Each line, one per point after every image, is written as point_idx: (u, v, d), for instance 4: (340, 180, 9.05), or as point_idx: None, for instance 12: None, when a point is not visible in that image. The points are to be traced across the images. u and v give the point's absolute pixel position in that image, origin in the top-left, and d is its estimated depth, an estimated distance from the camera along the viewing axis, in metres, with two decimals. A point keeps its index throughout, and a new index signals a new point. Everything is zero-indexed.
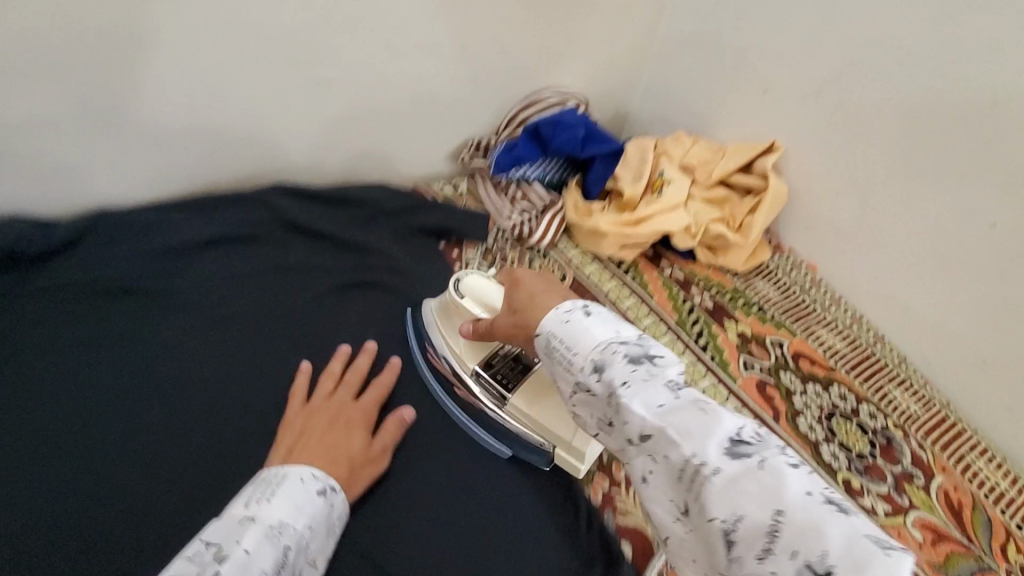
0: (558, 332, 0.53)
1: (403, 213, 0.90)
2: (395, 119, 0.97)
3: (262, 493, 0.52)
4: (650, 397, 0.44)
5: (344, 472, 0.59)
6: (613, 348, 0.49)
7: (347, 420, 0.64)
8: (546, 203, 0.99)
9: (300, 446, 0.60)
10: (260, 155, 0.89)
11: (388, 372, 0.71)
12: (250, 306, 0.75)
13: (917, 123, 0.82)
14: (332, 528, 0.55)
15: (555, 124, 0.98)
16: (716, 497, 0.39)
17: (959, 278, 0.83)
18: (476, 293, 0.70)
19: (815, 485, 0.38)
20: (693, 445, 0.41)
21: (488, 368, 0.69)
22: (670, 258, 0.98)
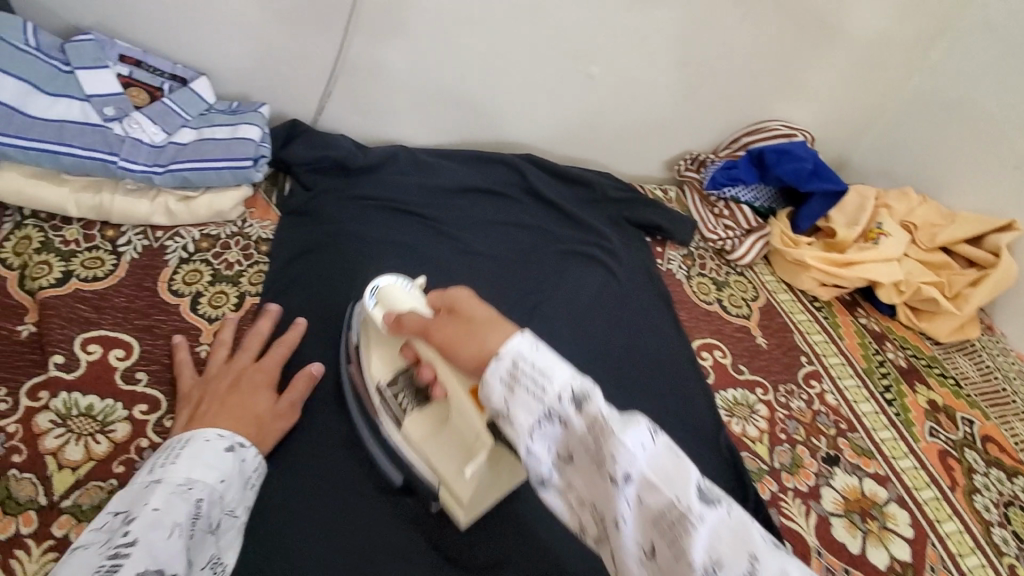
0: (526, 357, 0.43)
1: (622, 204, 0.99)
2: (633, 120, 1.07)
3: (165, 459, 0.51)
4: (638, 435, 0.40)
5: (253, 432, 0.57)
6: (586, 383, 0.43)
7: (251, 380, 0.61)
8: (751, 226, 1.01)
9: (201, 411, 0.57)
10: (516, 128, 1.04)
11: (294, 331, 0.68)
12: (493, 247, 0.88)
13: None
14: (250, 481, 0.55)
15: (782, 153, 1.00)
16: (696, 540, 0.37)
17: None
18: (387, 302, 0.61)
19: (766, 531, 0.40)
20: (673, 488, 0.38)
21: (391, 385, 0.62)
22: (867, 309, 0.98)
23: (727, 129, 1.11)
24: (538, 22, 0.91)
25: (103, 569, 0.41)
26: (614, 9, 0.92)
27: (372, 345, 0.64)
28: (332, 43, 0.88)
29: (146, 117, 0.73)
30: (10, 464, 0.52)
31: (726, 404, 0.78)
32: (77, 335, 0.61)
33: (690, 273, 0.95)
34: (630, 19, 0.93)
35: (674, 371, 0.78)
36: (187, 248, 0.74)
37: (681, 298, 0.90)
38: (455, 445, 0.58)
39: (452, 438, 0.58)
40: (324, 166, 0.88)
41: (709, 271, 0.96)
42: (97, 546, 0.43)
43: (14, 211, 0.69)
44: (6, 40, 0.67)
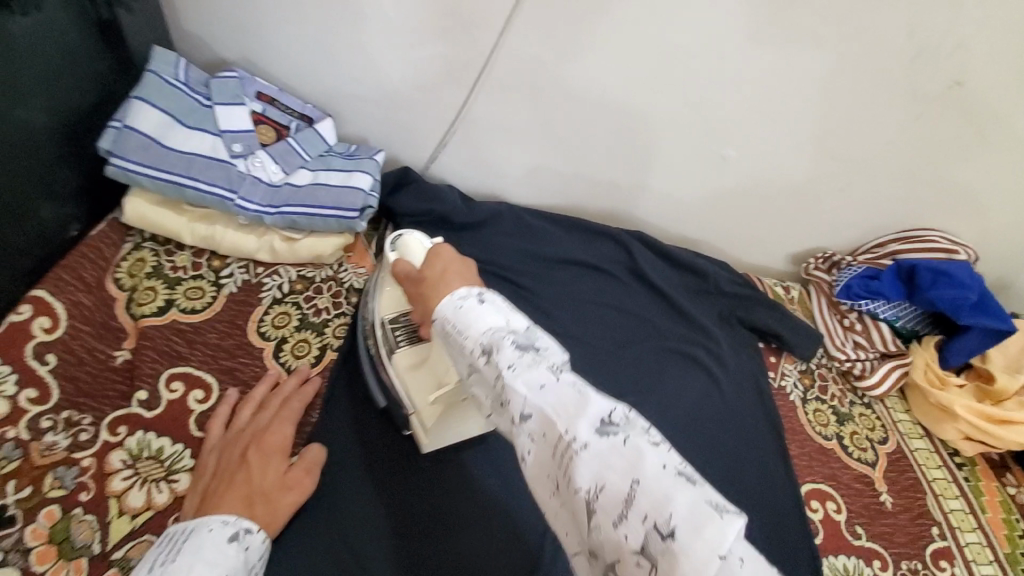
0: (451, 313, 0.47)
1: (736, 300, 0.89)
2: (760, 207, 0.97)
3: (166, 555, 0.48)
4: (532, 376, 0.40)
5: (259, 511, 0.54)
6: (502, 333, 0.44)
7: (260, 446, 0.57)
8: (889, 349, 0.89)
9: (210, 489, 0.54)
10: (631, 198, 0.98)
11: (307, 388, 0.65)
12: (585, 330, 0.82)
13: None
14: (254, 571, 0.51)
15: (940, 274, 0.86)
16: (581, 467, 0.37)
17: None
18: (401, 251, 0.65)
19: (672, 461, 0.37)
20: (566, 421, 0.38)
21: (393, 322, 0.66)
22: (1020, 477, 0.81)
23: (869, 231, 0.98)
24: (671, 97, 0.85)
25: None
26: (757, 93, 0.83)
27: (385, 283, 0.68)
28: (456, 98, 0.87)
29: (269, 156, 0.75)
30: (77, 502, 0.53)
31: (834, 575, 0.67)
32: (165, 371, 0.62)
33: (806, 394, 0.83)
34: (776, 105, 0.84)
35: (769, 518, 0.69)
36: (282, 289, 0.73)
37: (793, 425, 0.79)
38: (427, 381, 0.62)
39: (426, 372, 0.62)
40: (426, 219, 0.86)
41: (830, 397, 0.83)
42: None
43: (134, 232, 0.72)
44: (158, 73, 0.70)
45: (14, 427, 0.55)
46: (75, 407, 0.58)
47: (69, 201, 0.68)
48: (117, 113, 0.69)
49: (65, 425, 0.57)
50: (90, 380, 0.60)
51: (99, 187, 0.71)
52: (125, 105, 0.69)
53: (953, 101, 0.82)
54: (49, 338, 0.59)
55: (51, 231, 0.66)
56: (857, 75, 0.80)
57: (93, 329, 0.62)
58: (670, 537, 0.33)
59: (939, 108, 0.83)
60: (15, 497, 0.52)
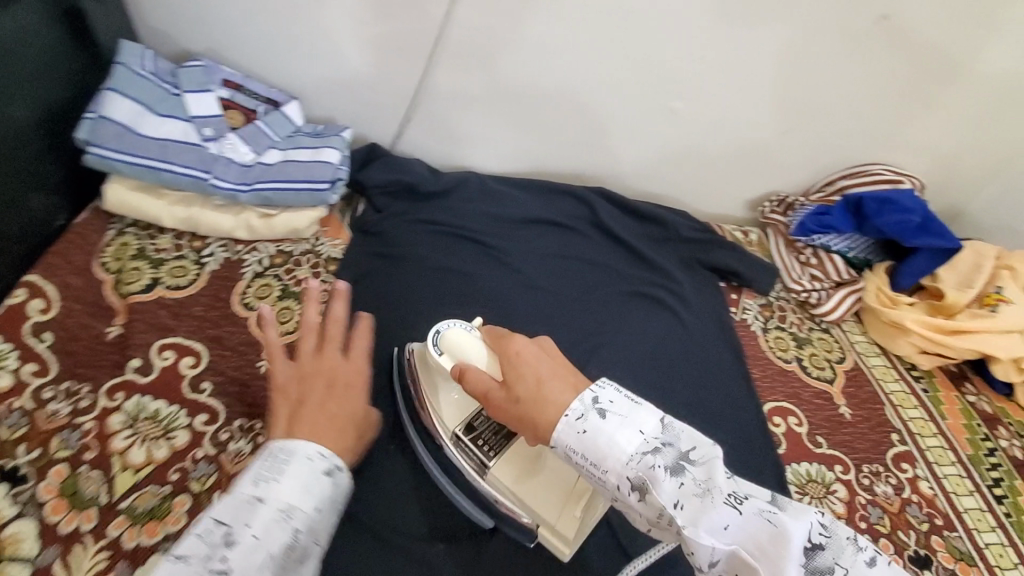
0: (577, 445, 0.49)
1: (697, 246, 0.95)
2: (718, 157, 1.02)
3: (268, 469, 0.50)
4: (714, 520, 0.44)
5: (353, 437, 0.58)
6: (648, 460, 0.47)
7: (342, 377, 0.60)
8: (843, 278, 0.93)
9: (302, 416, 0.56)
10: (594, 158, 1.02)
11: (339, 302, 0.64)
12: (558, 281, 0.87)
13: None
14: (340, 501, 0.54)
15: (885, 202, 0.91)
16: None
17: None
18: (455, 351, 0.63)
19: (879, 564, 0.43)
20: (769, 568, 0.42)
21: (469, 432, 0.64)
22: (977, 385, 0.85)
23: (820, 171, 1.04)
24: (623, 57, 0.89)
25: None
26: (700, 44, 0.87)
27: (439, 390, 0.66)
28: (416, 72, 0.90)
29: (240, 138, 0.78)
30: (83, 461, 0.57)
31: (797, 480, 0.71)
32: (156, 341, 0.66)
33: (768, 325, 0.88)
34: (722, 56, 0.89)
35: (734, 433, 0.74)
36: (263, 263, 0.77)
37: (757, 354, 0.84)
38: (551, 489, 0.61)
39: (542, 479, 0.62)
40: (396, 190, 0.90)
41: (790, 325, 0.89)
42: (198, 563, 0.45)
43: (116, 219, 0.75)
44: (126, 65, 0.73)
45: (20, 398, 0.60)
46: (74, 377, 0.62)
47: (52, 192, 0.71)
48: (89, 105, 0.72)
49: (66, 395, 0.61)
50: (87, 354, 0.64)
51: (79, 178, 0.75)
52: (97, 96, 0.72)
53: (884, 34, 0.86)
54: (45, 318, 0.65)
55: (37, 221, 0.70)
56: (793, 16, 0.84)
57: (85, 306, 0.67)
58: None
59: (872, 43, 0.87)
60: (26, 458, 0.57)
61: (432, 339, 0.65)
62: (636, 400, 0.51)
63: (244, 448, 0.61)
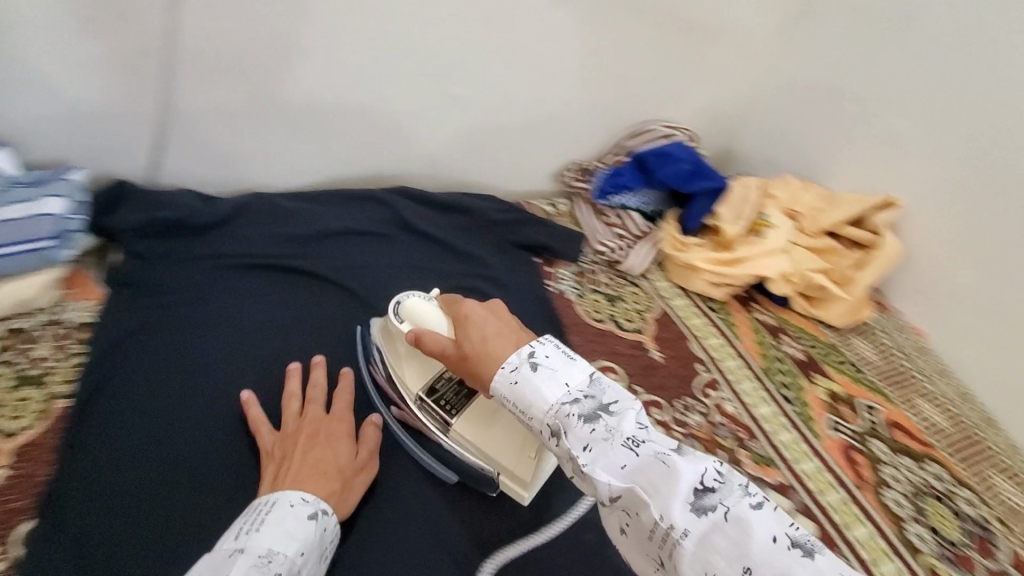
0: (506, 388, 0.52)
1: (506, 226, 0.95)
2: (514, 136, 1.04)
3: (251, 524, 0.49)
4: (612, 458, 0.45)
5: (337, 487, 0.56)
6: (570, 406, 0.49)
7: (328, 433, 0.61)
8: (642, 232, 1.00)
9: (284, 475, 0.56)
10: (390, 158, 0.98)
11: (319, 372, 0.68)
12: (368, 290, 0.82)
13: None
14: (325, 553, 0.52)
15: (662, 156, 1.00)
16: (687, 557, 0.41)
17: None
18: (413, 315, 0.66)
19: (778, 527, 0.41)
20: (659, 505, 0.42)
21: (432, 394, 0.66)
22: (762, 302, 0.97)
23: (608, 137, 1.10)
24: (389, 49, 0.87)
25: None
26: (462, 26, 0.88)
27: (402, 356, 0.68)
28: (157, 90, 0.79)
29: None
30: None
31: None
32: None
33: (582, 291, 0.91)
34: (485, 32, 0.90)
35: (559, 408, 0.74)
36: None
37: (573, 320, 0.86)
38: (508, 436, 0.63)
39: (501, 429, 0.63)
40: (159, 229, 0.79)
41: (602, 286, 0.93)
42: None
43: None
44: None
45: None
46: None
47: None
48: None
49: None
50: None
51: None
52: None
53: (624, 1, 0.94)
54: None
55: None
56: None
57: None
58: None
59: (616, 10, 0.95)
60: None
61: (393, 307, 0.68)
62: (573, 358, 0.53)
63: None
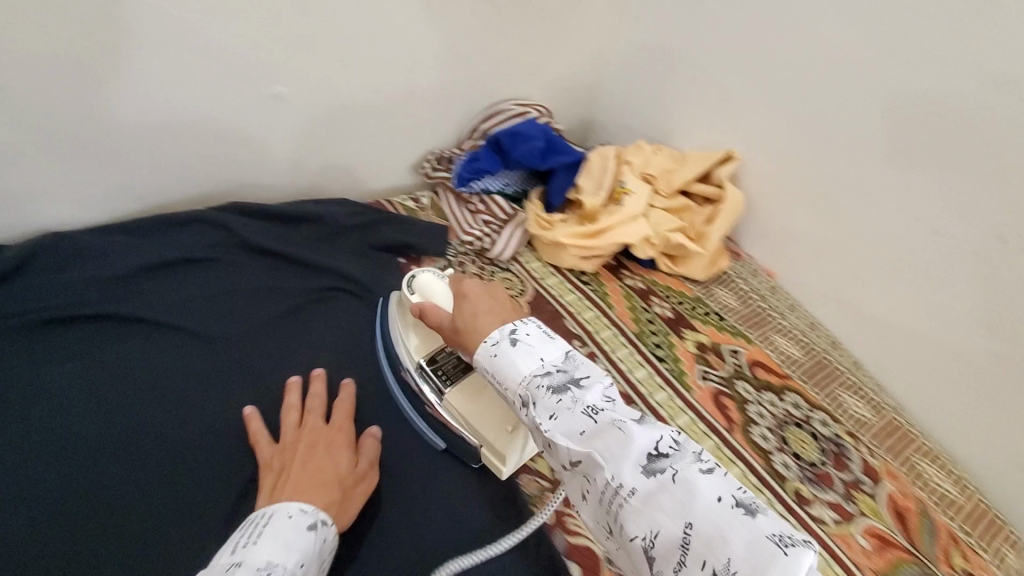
0: (491, 359, 0.56)
1: (363, 230, 0.90)
2: (357, 132, 0.98)
3: (247, 537, 0.49)
4: (572, 426, 0.47)
5: (338, 495, 0.57)
6: (543, 375, 0.52)
7: (325, 443, 0.62)
8: (508, 214, 0.99)
9: (283, 484, 0.57)
10: (219, 172, 0.90)
11: (346, 392, 0.70)
12: (210, 325, 0.75)
13: (848, 129, 0.85)
14: (325, 565, 0.52)
15: (514, 135, 0.98)
16: (633, 517, 0.42)
17: (892, 284, 0.84)
18: (424, 290, 0.71)
19: (724, 489, 0.42)
20: (612, 467, 0.44)
21: (432, 363, 0.69)
22: (632, 268, 0.99)
23: (462, 123, 1.08)
24: (181, 54, 0.77)
25: None
26: (263, 21, 0.80)
27: (410, 329, 0.72)
28: None
29: None
30: None
31: None
32: None
33: None
34: (292, 24, 0.82)
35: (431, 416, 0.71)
36: None
37: None
38: (495, 405, 0.66)
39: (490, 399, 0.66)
40: None
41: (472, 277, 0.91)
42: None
43: None
44: None
45: None
46: None
47: None
48: None
49: None
50: None
51: None
52: None
53: None
54: None
55: None
56: None
57: None
58: None
59: None
60: None
61: (405, 283, 0.74)
62: (552, 338, 0.56)
63: None
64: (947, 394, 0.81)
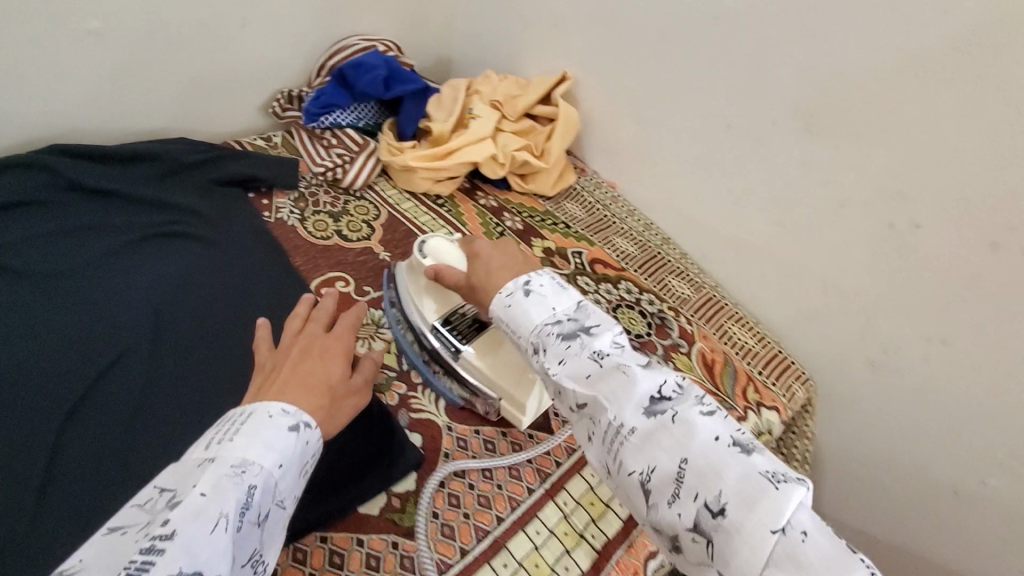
0: (504, 309, 0.57)
1: (207, 166, 0.89)
2: (191, 70, 0.94)
3: (223, 433, 0.43)
4: (578, 370, 0.50)
5: (328, 401, 0.51)
6: (551, 323, 0.54)
7: (322, 352, 0.55)
8: (361, 145, 1.00)
9: (273, 383, 0.50)
10: (32, 116, 0.84)
11: (329, 299, 0.61)
12: (37, 265, 0.73)
13: (659, 41, 0.93)
14: (304, 469, 0.47)
15: (357, 66, 1.00)
16: (634, 453, 0.46)
17: (704, 180, 0.95)
18: (436, 253, 0.70)
19: (723, 430, 0.46)
20: (614, 408, 0.48)
21: (447, 322, 0.69)
22: (486, 190, 1.05)
23: (309, 59, 1.07)
24: None
25: (134, 565, 0.35)
26: None
27: (425, 292, 0.71)
28: None
29: None
30: None
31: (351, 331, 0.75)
32: None
33: (304, 214, 0.90)
34: None
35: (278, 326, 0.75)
36: None
37: (296, 242, 0.86)
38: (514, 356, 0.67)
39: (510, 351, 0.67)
40: None
41: (325, 206, 0.93)
42: (137, 531, 0.38)
43: None
44: None
45: None
46: None
47: None
48: None
49: None
50: None
51: None
52: None
53: None
54: None
55: None
56: None
57: None
58: (721, 514, 0.41)
59: None
60: None
61: (417, 248, 0.72)
62: (564, 287, 0.58)
63: None
64: (753, 266, 0.94)
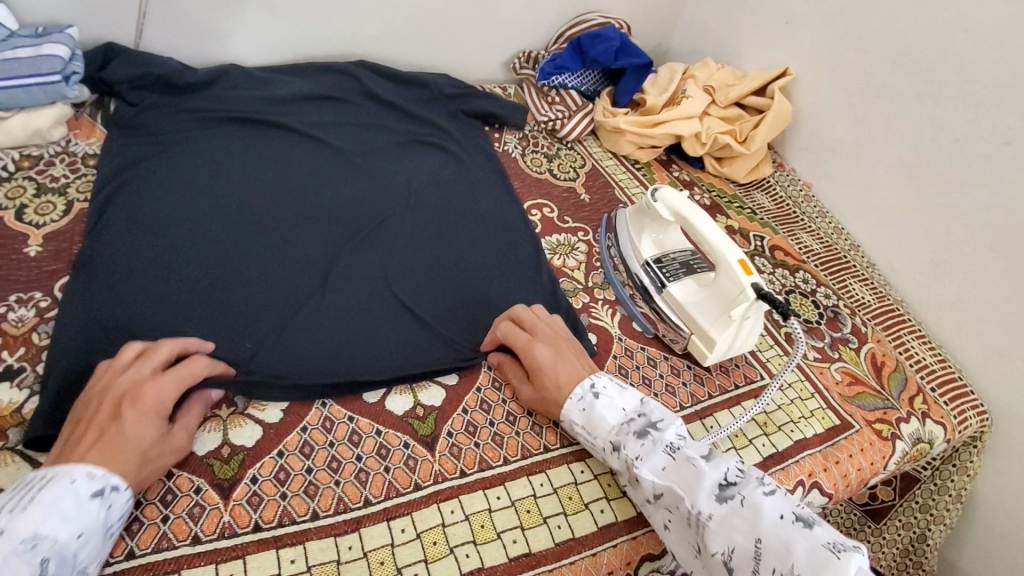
0: (578, 407, 0.64)
1: (459, 99, 1.08)
2: (463, 21, 1.14)
3: (19, 502, 0.47)
4: (653, 463, 0.59)
5: (134, 466, 0.52)
6: (625, 427, 0.62)
7: (135, 402, 0.53)
8: (580, 106, 1.14)
9: (85, 441, 0.51)
10: (350, 37, 1.08)
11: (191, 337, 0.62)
12: (341, 140, 0.93)
13: (900, 47, 0.93)
14: (113, 529, 0.50)
15: (595, 37, 1.13)
16: (714, 535, 0.54)
17: (917, 192, 0.93)
18: (668, 200, 0.77)
19: (785, 508, 0.54)
20: (691, 498, 0.56)
21: (658, 262, 0.79)
22: (680, 165, 1.13)
23: (552, 27, 1.22)
24: None
25: None
26: None
27: (643, 231, 0.82)
28: None
29: None
30: None
31: (551, 246, 0.87)
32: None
33: (525, 151, 1.06)
34: None
35: (498, 224, 0.87)
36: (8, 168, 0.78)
37: (515, 170, 1.01)
38: (714, 300, 0.72)
39: (714, 295, 0.72)
40: (146, 84, 0.88)
41: (541, 147, 1.08)
42: None
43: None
44: None
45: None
46: None
47: None
48: None
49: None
50: None
51: None
52: None
53: None
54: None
55: None
56: None
57: None
58: None
59: None
60: None
61: (650, 193, 0.79)
62: (623, 386, 0.65)
63: (28, 314, 0.65)
64: (950, 290, 0.90)
